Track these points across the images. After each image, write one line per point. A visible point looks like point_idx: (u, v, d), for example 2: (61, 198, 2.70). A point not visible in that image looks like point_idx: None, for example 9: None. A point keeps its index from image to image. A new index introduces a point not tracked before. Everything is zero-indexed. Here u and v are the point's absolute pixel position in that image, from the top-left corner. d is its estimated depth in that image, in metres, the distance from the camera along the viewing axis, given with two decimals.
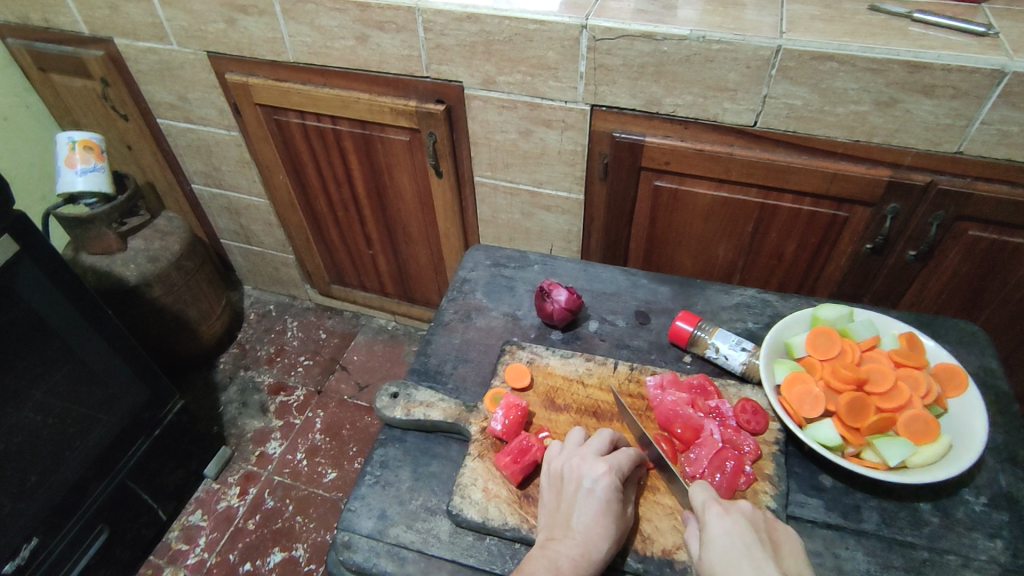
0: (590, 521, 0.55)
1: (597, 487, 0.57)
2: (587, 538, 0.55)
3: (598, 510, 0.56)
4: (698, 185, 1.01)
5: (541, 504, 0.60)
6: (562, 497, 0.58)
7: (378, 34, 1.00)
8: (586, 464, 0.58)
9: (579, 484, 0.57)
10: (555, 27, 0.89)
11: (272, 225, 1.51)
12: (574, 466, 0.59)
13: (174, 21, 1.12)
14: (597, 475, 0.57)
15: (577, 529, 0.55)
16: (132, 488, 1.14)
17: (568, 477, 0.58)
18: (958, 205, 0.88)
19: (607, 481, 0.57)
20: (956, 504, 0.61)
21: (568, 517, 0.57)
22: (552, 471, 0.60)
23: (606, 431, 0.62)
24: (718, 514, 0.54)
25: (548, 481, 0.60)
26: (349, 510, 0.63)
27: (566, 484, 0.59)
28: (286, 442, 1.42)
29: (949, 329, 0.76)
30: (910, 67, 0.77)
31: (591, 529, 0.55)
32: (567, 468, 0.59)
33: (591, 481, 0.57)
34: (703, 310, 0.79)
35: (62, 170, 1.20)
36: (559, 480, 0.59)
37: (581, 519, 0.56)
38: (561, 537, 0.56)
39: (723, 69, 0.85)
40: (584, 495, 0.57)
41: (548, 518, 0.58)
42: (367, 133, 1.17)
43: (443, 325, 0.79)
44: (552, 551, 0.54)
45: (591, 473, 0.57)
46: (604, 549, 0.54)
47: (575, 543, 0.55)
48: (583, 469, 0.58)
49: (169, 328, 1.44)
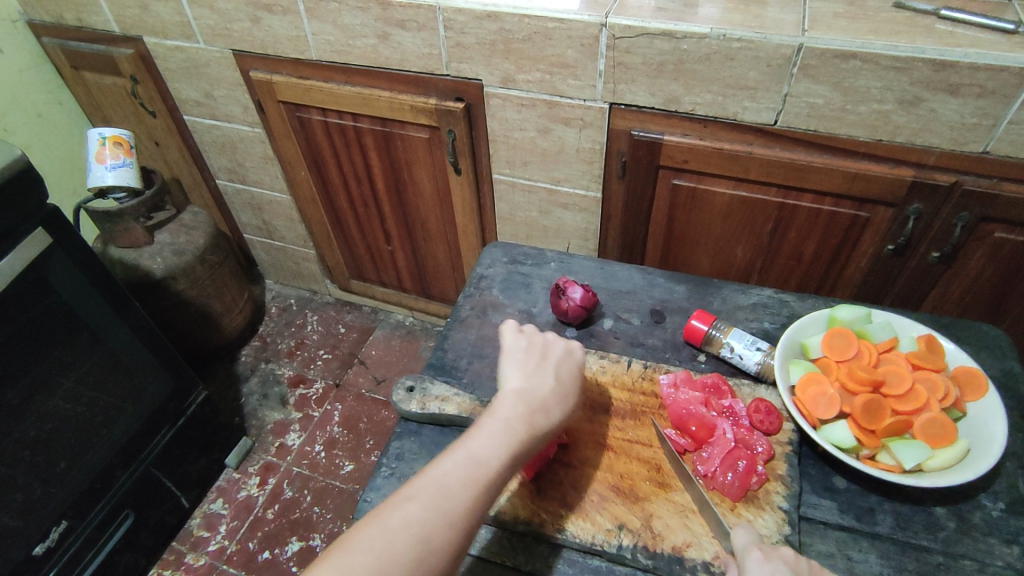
0: (564, 378, 0.64)
1: (571, 360, 0.67)
2: (563, 383, 0.64)
3: (573, 368, 0.66)
4: (717, 184, 1.00)
5: (510, 360, 0.66)
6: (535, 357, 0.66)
7: (399, 33, 1.01)
8: (559, 339, 0.68)
9: (554, 350, 0.67)
10: (574, 25, 0.89)
11: (294, 220, 1.53)
12: (551, 341, 0.68)
13: (201, 20, 1.14)
14: (574, 346, 0.68)
15: (550, 382, 0.64)
16: (157, 475, 1.17)
17: (544, 343, 0.67)
18: (983, 206, 0.86)
19: (581, 350, 0.68)
20: (973, 509, 0.60)
21: (544, 368, 0.65)
22: (522, 341, 0.67)
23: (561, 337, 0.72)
24: (757, 560, 0.52)
25: (518, 345, 0.67)
26: (364, 501, 0.64)
27: (541, 352, 0.66)
28: (305, 434, 1.45)
29: (972, 332, 0.75)
30: (936, 66, 0.76)
31: (563, 385, 0.64)
32: (544, 343, 0.67)
33: (567, 354, 0.67)
34: (719, 309, 0.78)
35: (92, 166, 1.24)
36: (533, 345, 0.67)
37: (559, 370, 0.65)
38: (534, 382, 0.63)
39: (743, 67, 0.85)
40: (561, 356, 0.67)
41: (516, 370, 0.64)
42: (387, 130, 1.18)
43: (459, 321, 0.80)
44: (531, 392, 0.62)
45: (566, 344, 0.68)
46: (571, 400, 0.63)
47: (551, 388, 0.63)
48: (560, 344, 0.68)
49: (194, 320, 1.47)
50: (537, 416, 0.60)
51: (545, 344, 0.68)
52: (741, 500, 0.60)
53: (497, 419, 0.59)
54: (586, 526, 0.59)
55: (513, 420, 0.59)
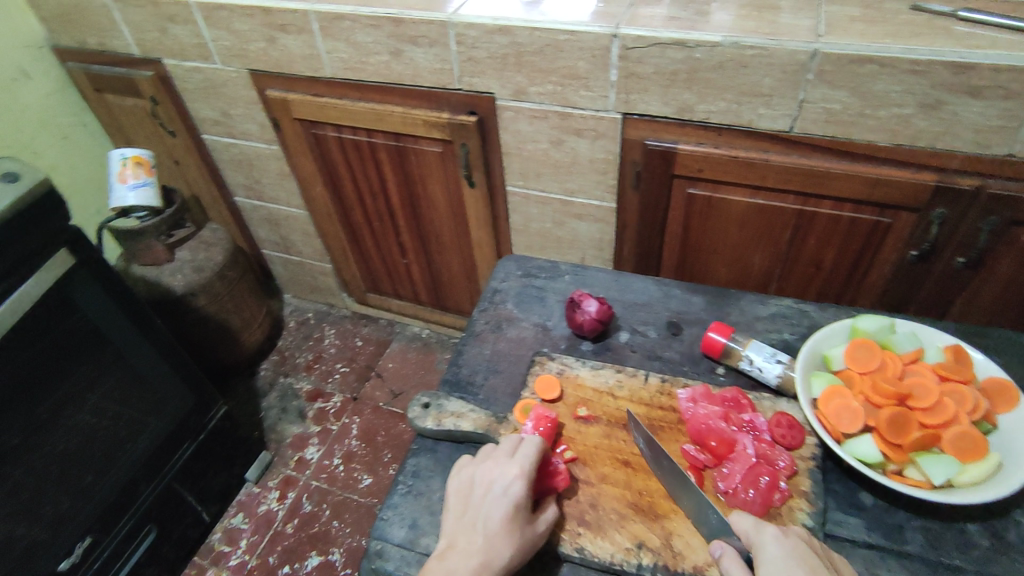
0: (495, 525, 0.57)
1: (509, 491, 0.58)
2: (490, 545, 0.56)
3: (505, 511, 0.57)
4: (733, 192, 0.99)
5: (447, 510, 0.61)
6: (469, 504, 0.60)
7: (412, 49, 1.02)
8: (500, 468, 0.60)
9: (491, 489, 0.59)
10: (586, 37, 0.89)
11: (311, 235, 1.55)
12: (486, 472, 0.61)
13: (218, 41, 1.16)
14: (508, 483, 0.59)
15: (479, 536, 0.57)
16: (179, 489, 1.18)
17: (479, 482, 0.60)
18: (1010, 210, 0.84)
19: (518, 485, 0.58)
20: (1007, 526, 0.58)
21: (474, 522, 0.58)
22: (462, 481, 0.62)
23: (514, 435, 0.64)
24: (772, 536, 0.53)
25: (457, 488, 0.62)
26: (381, 519, 0.64)
27: (476, 489, 0.60)
28: (324, 447, 1.46)
29: (1001, 341, 0.73)
30: (956, 68, 0.75)
31: (495, 535, 0.56)
32: (478, 475, 0.61)
33: (503, 485, 0.59)
34: (738, 320, 0.77)
35: (114, 186, 1.26)
36: (469, 487, 0.61)
37: (490, 524, 0.57)
38: (463, 542, 0.57)
39: (758, 74, 0.84)
40: (493, 499, 0.59)
41: (452, 524, 0.59)
42: (401, 145, 1.19)
43: (474, 335, 0.80)
44: (460, 553, 0.56)
45: (503, 478, 0.59)
46: (507, 555, 0.56)
47: (479, 549, 0.56)
48: (495, 475, 0.60)
49: (213, 336, 1.49)
50: None
51: (481, 474, 0.61)
52: (763, 517, 0.58)
53: None
54: (603, 544, 0.58)
55: None
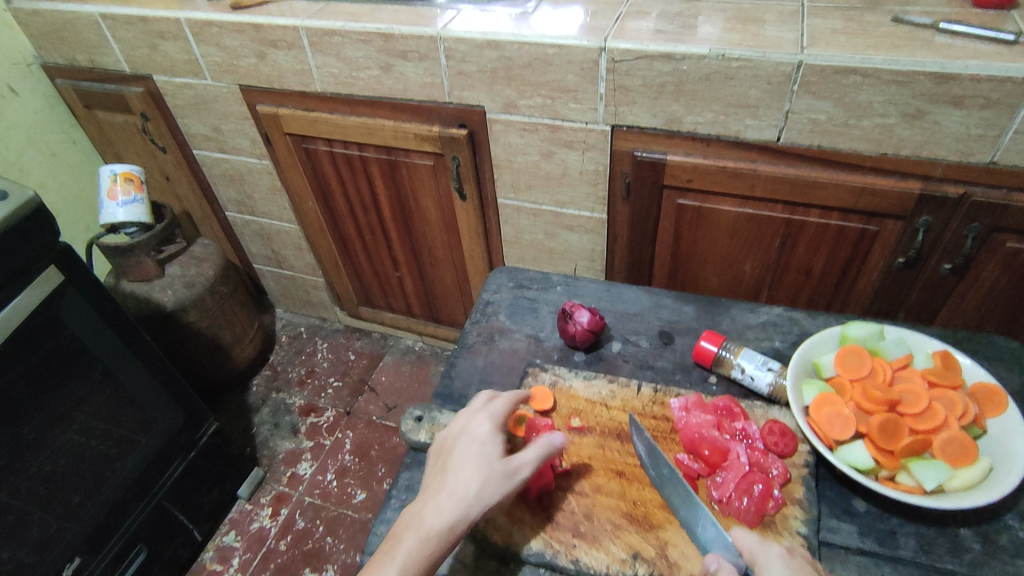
0: (467, 462, 0.59)
1: (477, 434, 0.61)
2: (459, 480, 0.58)
3: (474, 449, 0.60)
4: (722, 202, 1.00)
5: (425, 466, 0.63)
6: (443, 452, 0.62)
7: (402, 63, 1.03)
8: (469, 417, 0.63)
9: (461, 435, 0.62)
10: (574, 50, 0.90)
11: (303, 249, 1.55)
12: (456, 424, 0.63)
13: (209, 57, 1.17)
14: (476, 426, 0.62)
15: (453, 475, 0.58)
16: (169, 508, 1.17)
17: (450, 433, 0.63)
18: (994, 217, 0.85)
19: (484, 427, 0.62)
20: (999, 530, 0.58)
21: (447, 465, 0.60)
22: (437, 440, 0.64)
23: (484, 392, 0.67)
24: (779, 554, 0.52)
25: (433, 446, 0.64)
26: (374, 534, 0.63)
27: (448, 441, 0.62)
28: (317, 463, 1.44)
29: (987, 345, 0.74)
30: (937, 78, 0.76)
31: (466, 471, 0.58)
32: (450, 428, 0.63)
33: (471, 431, 0.62)
34: (729, 329, 0.77)
35: (104, 202, 1.26)
36: (442, 441, 0.63)
37: (459, 463, 0.59)
38: (438, 484, 0.59)
39: (744, 85, 0.85)
40: (465, 443, 0.61)
41: (429, 476, 0.61)
42: (392, 158, 1.20)
43: (467, 347, 0.80)
44: (435, 493, 0.58)
45: (471, 424, 0.62)
46: (478, 487, 0.57)
47: (449, 487, 0.58)
48: (464, 424, 0.63)
49: (205, 351, 1.48)
50: (435, 523, 0.56)
51: (451, 428, 0.63)
52: (758, 525, 0.58)
53: (394, 544, 0.56)
54: (598, 556, 0.58)
55: (408, 537, 0.55)
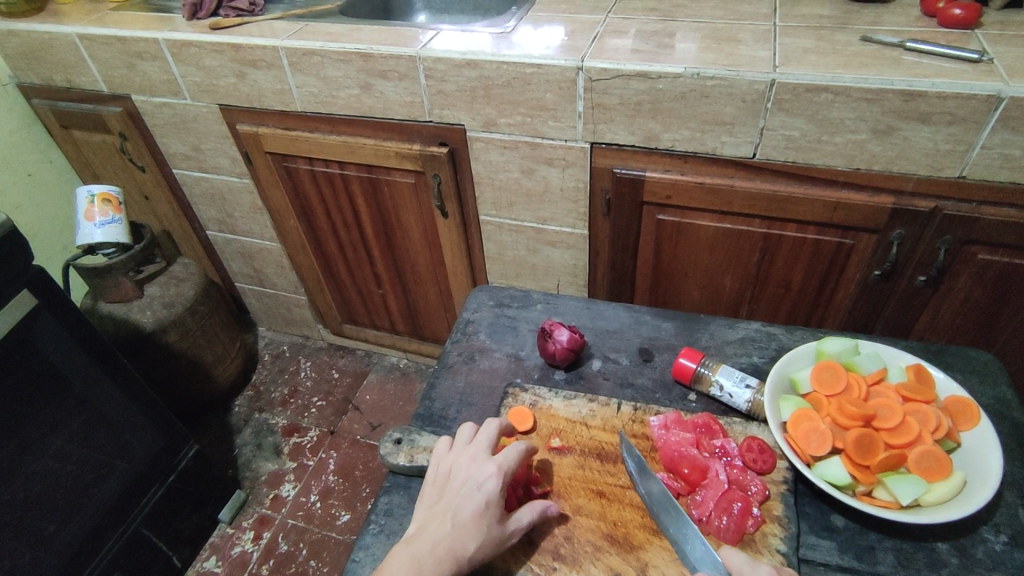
0: (467, 517, 0.58)
1: (482, 487, 0.60)
2: (456, 537, 0.57)
3: (475, 505, 0.58)
4: (701, 218, 1.01)
5: (422, 498, 0.62)
6: (444, 492, 0.61)
7: (382, 83, 1.03)
8: (474, 464, 0.62)
9: (465, 482, 0.60)
10: (552, 70, 0.91)
11: (285, 267, 1.53)
12: (463, 466, 0.62)
13: (187, 77, 1.16)
14: (482, 478, 0.60)
15: (448, 526, 0.58)
16: (148, 534, 1.14)
17: (456, 474, 0.61)
18: (965, 229, 0.87)
19: (492, 483, 0.60)
20: (975, 543, 0.59)
21: (446, 510, 0.59)
22: (439, 470, 0.63)
23: (496, 430, 0.65)
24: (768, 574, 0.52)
25: (434, 477, 0.63)
26: (352, 560, 0.63)
27: (451, 481, 0.61)
28: (300, 484, 1.42)
29: (961, 358, 0.75)
30: (905, 96, 0.78)
31: (464, 527, 0.57)
32: (455, 467, 0.62)
33: (477, 481, 0.60)
34: (708, 345, 0.78)
35: (81, 223, 1.24)
36: (445, 478, 0.62)
37: (458, 516, 0.58)
38: (432, 528, 0.58)
39: (719, 103, 0.86)
40: (467, 492, 0.60)
41: (425, 511, 0.61)
42: (373, 177, 1.20)
43: (447, 368, 0.80)
44: (426, 539, 0.58)
45: (479, 473, 0.60)
46: (471, 549, 0.57)
47: (445, 539, 0.57)
48: (471, 470, 0.61)
49: (185, 372, 1.46)
50: (421, 572, 0.55)
51: (455, 468, 0.62)
52: (738, 543, 0.58)
53: None
54: None
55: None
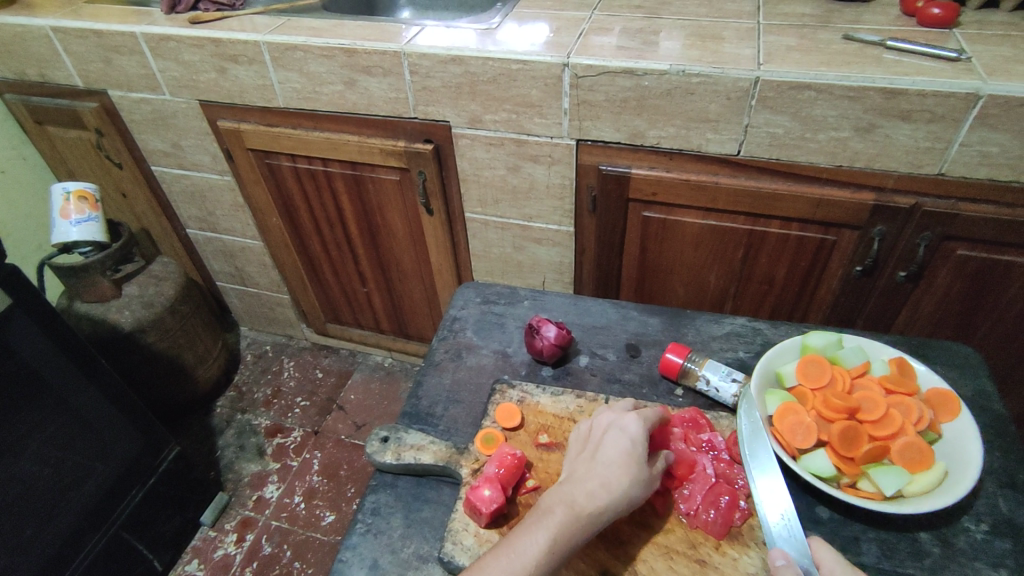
0: (614, 455, 0.59)
1: (625, 429, 0.61)
2: (611, 474, 0.57)
3: (622, 443, 0.59)
4: (685, 214, 1.02)
5: (568, 453, 0.63)
6: (589, 442, 0.62)
7: (366, 78, 1.02)
8: (617, 413, 0.63)
9: (608, 429, 0.62)
10: (537, 66, 0.91)
11: (267, 266, 1.51)
12: (604, 417, 0.64)
13: (167, 72, 1.14)
14: (628, 420, 0.62)
15: (598, 465, 0.59)
16: (128, 538, 1.12)
17: (598, 425, 0.63)
18: (943, 226, 0.89)
19: (638, 424, 0.61)
20: (957, 532, 0.60)
21: (593, 453, 0.60)
22: (583, 427, 0.64)
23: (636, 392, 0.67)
24: None
25: (577, 433, 0.64)
26: (339, 561, 0.62)
27: (593, 432, 0.63)
28: (284, 485, 1.41)
29: (942, 351, 0.76)
30: (886, 94, 0.79)
31: (613, 463, 0.58)
32: (598, 420, 0.64)
33: (619, 425, 0.62)
34: (694, 341, 0.78)
35: (57, 221, 1.21)
36: (589, 430, 0.63)
37: (609, 455, 0.59)
38: (582, 471, 0.59)
39: (704, 101, 0.87)
40: (613, 435, 0.61)
41: (572, 461, 0.62)
42: (357, 173, 1.19)
43: (434, 365, 0.79)
44: (581, 478, 0.58)
45: (622, 419, 0.62)
46: (624, 482, 0.57)
47: (596, 477, 0.58)
48: (613, 418, 0.63)
49: (165, 373, 1.43)
50: (577, 505, 0.56)
51: (596, 421, 0.64)
52: (725, 537, 0.59)
53: (533, 515, 0.57)
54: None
55: (549, 512, 0.56)
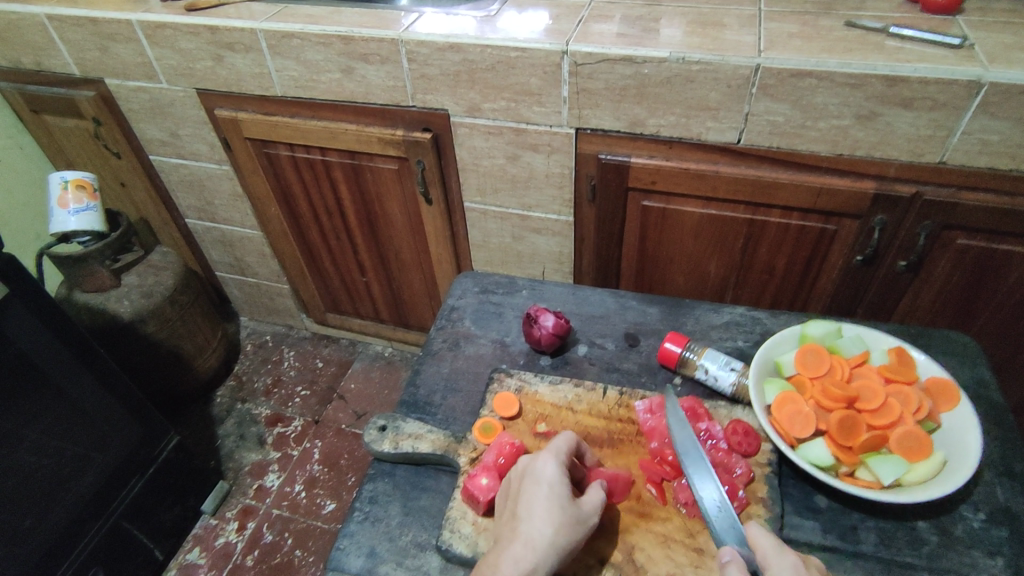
0: (533, 507, 0.56)
1: (540, 475, 0.58)
2: (533, 529, 0.54)
3: (539, 493, 0.56)
4: (685, 203, 1.01)
5: (496, 507, 0.60)
6: (511, 492, 0.59)
7: (363, 66, 1.01)
8: (531, 456, 0.60)
9: (525, 476, 0.59)
10: (536, 53, 0.90)
11: (266, 256, 1.51)
12: (520, 463, 0.60)
13: (163, 60, 1.13)
14: (542, 464, 0.58)
15: (522, 522, 0.55)
16: (129, 526, 1.12)
17: (515, 472, 0.60)
18: (945, 215, 0.88)
19: (552, 467, 0.58)
20: (954, 521, 0.60)
21: (515, 509, 0.57)
22: (505, 474, 0.61)
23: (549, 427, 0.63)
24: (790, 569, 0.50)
25: (501, 484, 0.61)
26: (337, 548, 0.62)
27: (513, 481, 0.60)
28: (285, 474, 1.41)
29: (942, 340, 0.76)
30: (888, 81, 0.78)
31: (535, 516, 0.55)
32: (515, 467, 0.60)
33: (534, 471, 0.58)
34: (693, 330, 0.78)
35: (55, 211, 1.21)
36: (509, 479, 0.60)
37: (528, 507, 0.56)
38: (508, 531, 0.56)
39: (704, 88, 0.86)
40: (529, 484, 0.57)
41: (500, 518, 0.58)
42: (356, 163, 1.18)
43: (432, 354, 0.79)
44: (507, 539, 0.55)
45: (537, 463, 0.59)
46: (549, 534, 0.54)
47: (522, 534, 0.54)
48: (528, 462, 0.59)
49: (166, 363, 1.44)
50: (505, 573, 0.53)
51: (515, 467, 0.61)
52: None
53: None
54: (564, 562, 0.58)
55: None
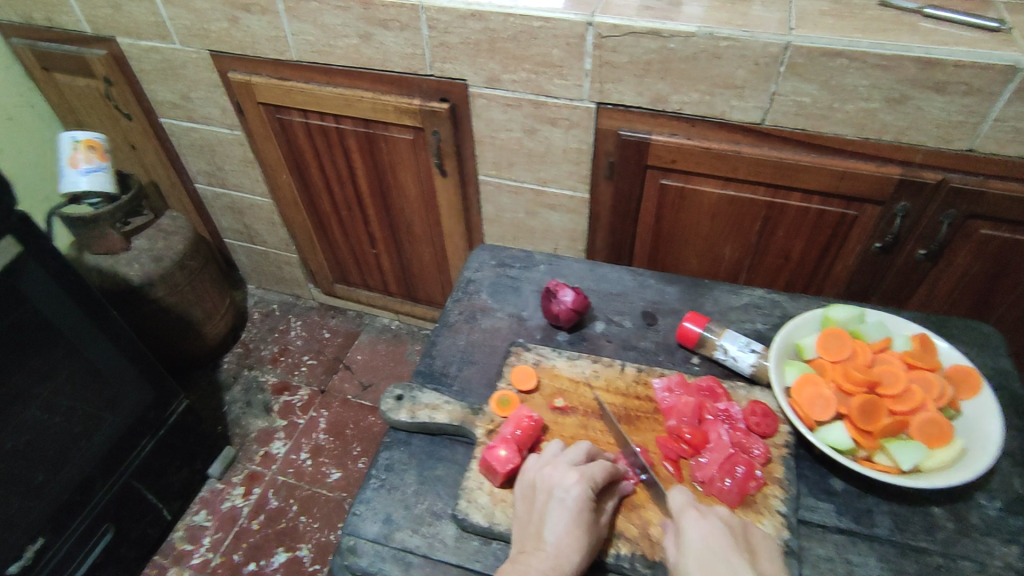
0: (560, 530, 0.54)
1: (569, 496, 0.56)
2: (559, 552, 0.53)
3: (567, 517, 0.54)
4: (705, 183, 1.00)
5: (515, 517, 0.59)
6: (534, 508, 0.57)
7: (382, 32, 0.99)
8: (558, 472, 0.57)
9: (552, 493, 0.56)
10: (560, 24, 0.88)
11: (276, 224, 1.50)
12: (546, 476, 0.58)
13: (177, 20, 1.11)
14: (569, 485, 0.56)
15: (546, 544, 0.54)
16: (138, 487, 1.14)
17: (540, 486, 0.58)
18: (970, 203, 0.87)
19: (578, 489, 0.56)
20: (970, 508, 0.60)
21: (540, 527, 0.55)
22: (526, 484, 0.59)
23: (583, 444, 0.61)
24: (692, 519, 0.54)
25: (522, 493, 0.59)
26: (354, 513, 0.62)
27: (538, 494, 0.58)
28: (290, 442, 1.42)
29: (962, 329, 0.75)
30: (922, 63, 0.76)
31: (562, 540, 0.53)
32: (540, 478, 0.58)
33: (562, 490, 0.56)
34: (712, 311, 0.78)
35: (65, 170, 1.19)
36: (533, 489, 0.58)
37: (553, 529, 0.54)
38: (532, 548, 0.54)
39: (730, 66, 0.84)
40: (556, 504, 0.55)
41: (520, 531, 0.57)
42: (370, 131, 1.16)
43: (448, 326, 0.79)
44: (531, 560, 0.53)
45: (563, 481, 0.57)
46: (575, 561, 0.53)
47: (548, 556, 0.53)
48: (556, 479, 0.57)
49: (174, 328, 1.44)
50: None
51: (538, 481, 0.58)
52: (739, 505, 0.59)
53: None
54: None
55: None
